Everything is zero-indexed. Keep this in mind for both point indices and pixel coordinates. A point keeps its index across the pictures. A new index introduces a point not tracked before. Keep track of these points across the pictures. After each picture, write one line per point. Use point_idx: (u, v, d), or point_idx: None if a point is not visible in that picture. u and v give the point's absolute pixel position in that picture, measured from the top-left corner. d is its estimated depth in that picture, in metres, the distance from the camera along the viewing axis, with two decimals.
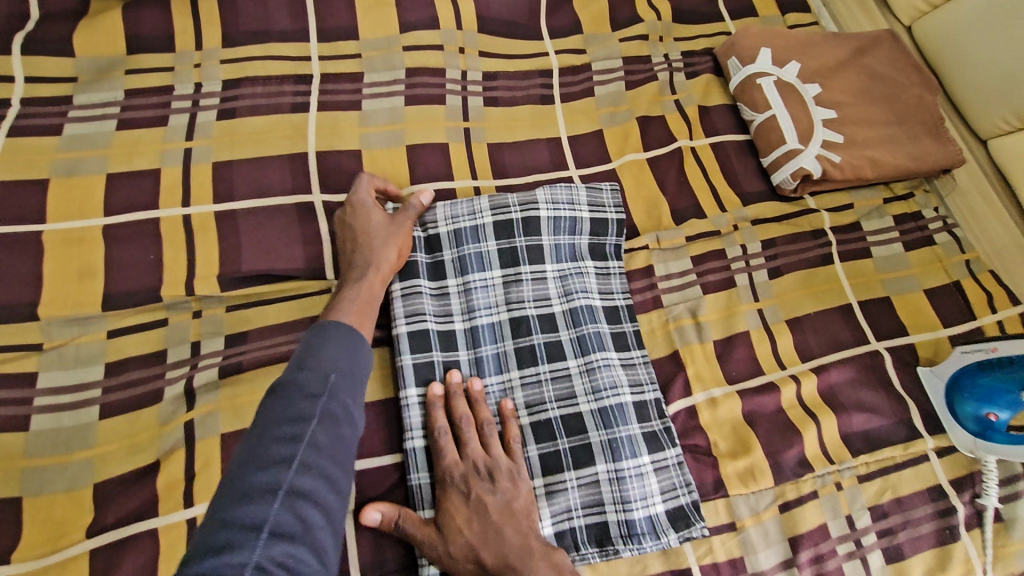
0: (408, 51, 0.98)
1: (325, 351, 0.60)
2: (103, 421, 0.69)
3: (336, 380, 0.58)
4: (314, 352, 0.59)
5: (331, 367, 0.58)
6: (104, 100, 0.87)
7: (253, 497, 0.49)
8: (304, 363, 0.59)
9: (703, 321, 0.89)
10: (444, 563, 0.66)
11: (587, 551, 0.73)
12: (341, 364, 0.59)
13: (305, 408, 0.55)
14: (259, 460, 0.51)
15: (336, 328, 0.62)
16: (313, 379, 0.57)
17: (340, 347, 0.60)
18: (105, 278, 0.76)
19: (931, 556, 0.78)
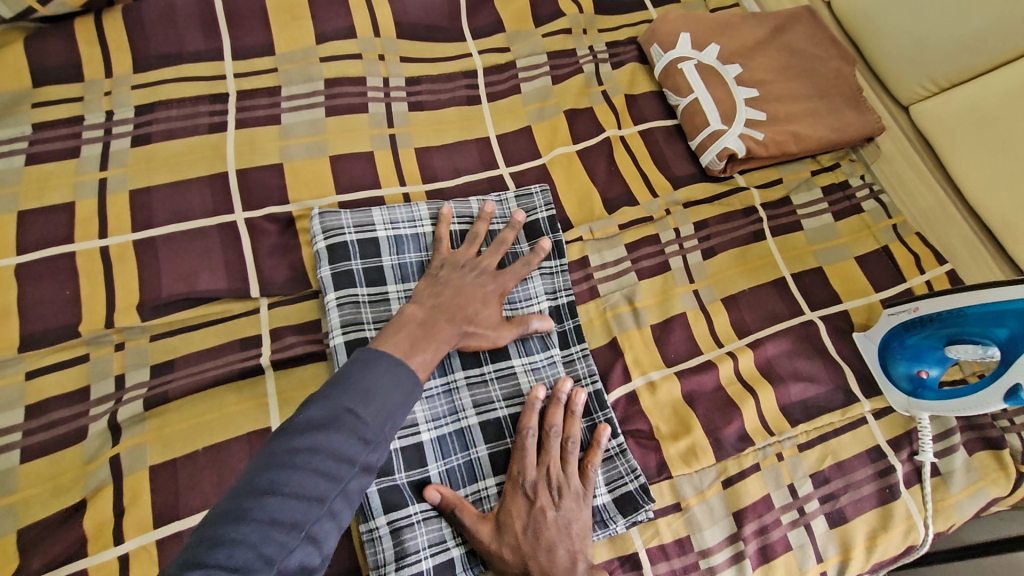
0: (327, 62, 0.97)
1: (387, 395, 0.58)
2: (25, 464, 0.67)
3: (392, 429, 0.58)
4: (373, 392, 0.58)
5: (387, 415, 0.57)
6: (11, 136, 0.84)
7: (280, 526, 0.49)
8: (361, 403, 0.56)
9: (640, 306, 0.89)
10: (491, 558, 0.68)
11: None
12: (395, 416, 0.58)
13: (355, 452, 0.54)
14: (291, 487, 0.51)
15: (400, 373, 0.60)
16: (372, 424, 0.56)
17: (401, 395, 0.59)
18: (21, 318, 0.74)
19: (874, 516, 0.80)
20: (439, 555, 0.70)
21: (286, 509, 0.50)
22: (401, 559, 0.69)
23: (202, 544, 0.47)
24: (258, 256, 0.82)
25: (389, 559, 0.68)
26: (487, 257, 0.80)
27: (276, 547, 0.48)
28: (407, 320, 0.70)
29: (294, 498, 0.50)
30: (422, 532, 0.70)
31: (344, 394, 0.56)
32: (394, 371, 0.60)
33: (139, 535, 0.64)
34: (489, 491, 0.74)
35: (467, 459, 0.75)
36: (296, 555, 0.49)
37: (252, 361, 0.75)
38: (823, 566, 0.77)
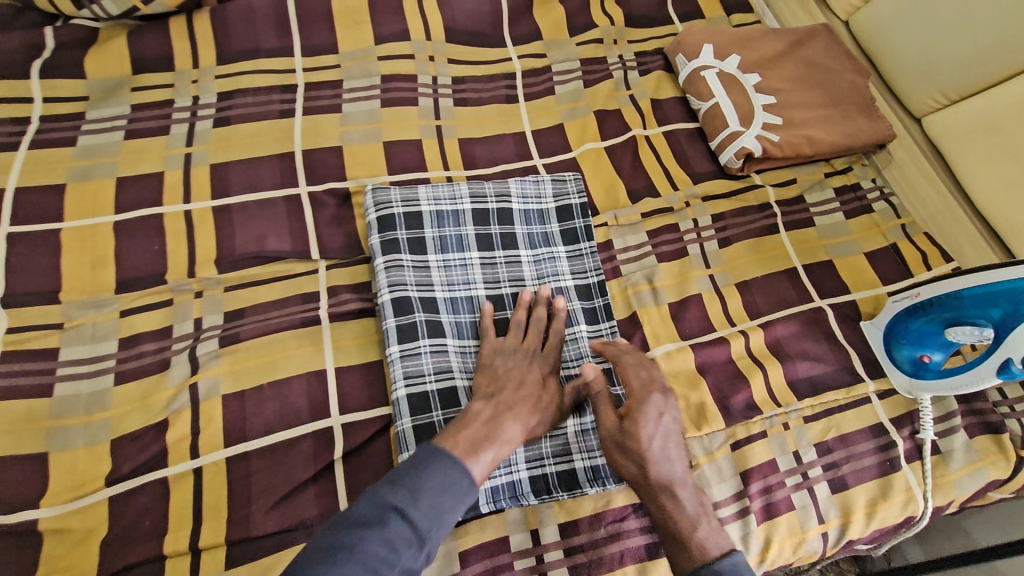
0: (383, 61, 1.09)
1: (436, 495, 0.62)
2: (118, 386, 0.77)
3: (436, 534, 0.61)
4: (426, 492, 0.62)
5: (433, 520, 0.61)
6: (113, 114, 0.97)
7: None
8: (410, 503, 0.60)
9: (659, 286, 0.97)
10: (612, 453, 0.76)
11: (607, 481, 0.78)
12: (444, 517, 0.61)
13: (399, 554, 0.58)
14: None
15: (455, 472, 0.64)
16: (418, 526, 0.60)
17: (449, 497, 0.63)
18: (117, 266, 0.85)
19: (875, 486, 0.85)
20: None
21: None
22: None
23: None
24: (319, 224, 0.93)
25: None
26: (531, 342, 0.83)
27: None
28: (473, 417, 0.72)
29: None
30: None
31: (395, 492, 0.61)
32: (447, 471, 0.64)
33: (212, 452, 0.74)
34: None
35: None
36: None
37: (312, 312, 0.85)
38: (825, 527, 0.82)
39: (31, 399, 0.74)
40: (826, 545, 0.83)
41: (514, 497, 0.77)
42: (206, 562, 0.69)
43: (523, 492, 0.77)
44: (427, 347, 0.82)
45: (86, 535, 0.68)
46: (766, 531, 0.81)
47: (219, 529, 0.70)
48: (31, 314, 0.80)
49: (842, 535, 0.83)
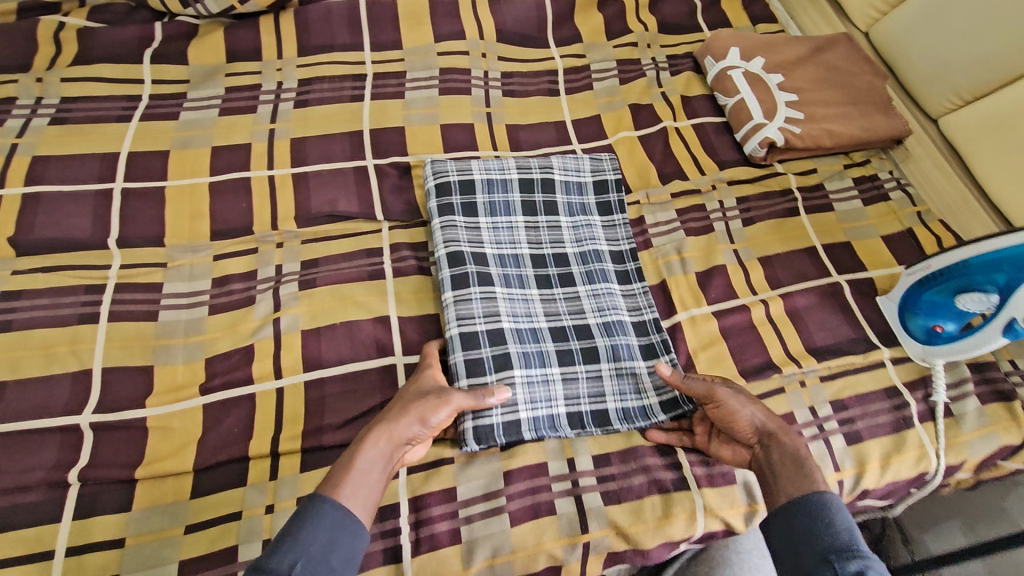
0: (442, 56, 1.23)
1: (314, 532, 0.62)
2: (211, 315, 0.88)
3: (327, 554, 0.62)
4: (307, 541, 0.61)
5: (325, 574, 0.61)
6: (210, 95, 1.12)
7: None
8: (291, 542, 0.61)
9: (687, 257, 1.06)
10: (727, 401, 0.79)
11: (636, 420, 0.87)
12: (330, 547, 0.62)
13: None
14: None
15: (338, 510, 0.64)
16: (298, 556, 0.60)
17: (334, 531, 0.63)
18: (211, 219, 0.97)
19: (889, 441, 0.91)
20: (508, 415, 0.82)
21: None
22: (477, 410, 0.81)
23: None
24: (383, 191, 1.05)
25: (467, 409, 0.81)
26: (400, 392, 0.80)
27: None
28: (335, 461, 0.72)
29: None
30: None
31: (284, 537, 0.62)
32: (319, 509, 0.64)
33: (293, 375, 0.84)
34: (555, 377, 0.87)
35: (539, 349, 0.89)
36: None
37: (376, 265, 0.96)
38: (840, 475, 0.88)
39: (140, 322, 0.86)
40: (841, 493, 0.88)
41: (553, 428, 0.84)
42: (285, 464, 0.79)
43: (561, 424, 0.85)
44: (477, 294, 0.90)
45: (186, 434, 0.79)
46: None
47: (296, 437, 0.80)
48: (141, 254, 0.92)
49: (857, 484, 0.88)
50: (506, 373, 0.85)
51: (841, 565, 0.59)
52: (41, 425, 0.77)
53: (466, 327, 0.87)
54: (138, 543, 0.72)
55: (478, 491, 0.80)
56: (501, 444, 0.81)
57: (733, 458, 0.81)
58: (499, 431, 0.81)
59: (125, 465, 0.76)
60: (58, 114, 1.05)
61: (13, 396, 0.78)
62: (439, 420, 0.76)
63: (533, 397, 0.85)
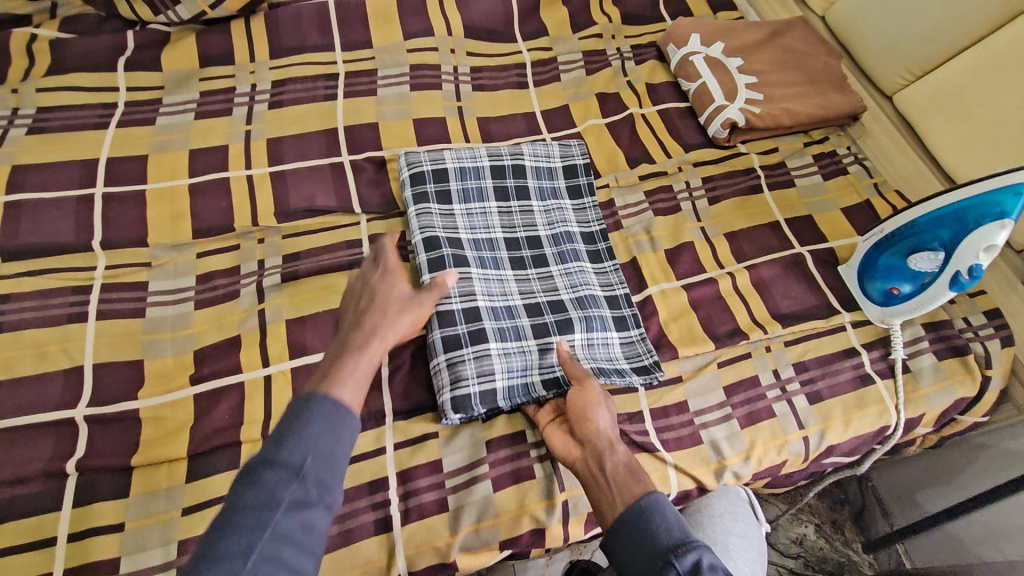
0: (411, 53, 1.26)
1: (307, 431, 0.59)
2: (197, 310, 0.91)
3: (326, 459, 0.59)
4: (302, 437, 0.59)
5: (329, 467, 0.59)
6: (185, 100, 1.14)
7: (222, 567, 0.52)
8: (282, 446, 0.58)
9: (655, 235, 1.10)
10: (586, 395, 0.80)
11: (610, 374, 0.90)
12: (327, 450, 0.59)
13: (281, 492, 0.56)
14: (225, 533, 0.54)
15: (335, 405, 0.62)
16: (294, 459, 0.57)
17: (328, 428, 0.60)
18: (192, 218, 0.99)
19: (850, 398, 0.96)
20: (485, 384, 0.85)
21: (231, 547, 0.53)
22: (455, 384, 0.84)
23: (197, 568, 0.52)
24: (360, 186, 1.08)
25: (446, 381, 0.84)
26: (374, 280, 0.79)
27: None
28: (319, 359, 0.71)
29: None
30: (472, 365, 0.85)
31: (269, 445, 0.58)
32: (313, 405, 0.61)
33: (280, 363, 0.87)
34: (532, 348, 0.89)
35: (514, 325, 0.91)
36: None
37: (356, 256, 0.99)
38: (805, 432, 0.92)
39: (127, 319, 0.89)
40: (808, 449, 0.92)
41: (527, 395, 0.86)
42: None
43: (536, 390, 0.86)
44: (453, 275, 0.93)
45: (178, 422, 0.81)
46: (750, 435, 0.90)
47: None
48: (124, 254, 0.95)
49: (822, 440, 0.92)
50: (483, 346, 0.87)
51: (679, 563, 0.59)
52: (34, 422, 0.79)
53: (441, 304, 0.89)
54: (137, 527, 0.74)
55: (460, 463, 0.83)
56: (479, 413, 0.83)
57: (564, 449, 0.78)
58: (476, 401, 0.83)
59: (121, 454, 0.78)
60: (35, 124, 1.07)
61: (4, 395, 0.80)
62: (405, 330, 0.78)
63: (510, 367, 0.87)
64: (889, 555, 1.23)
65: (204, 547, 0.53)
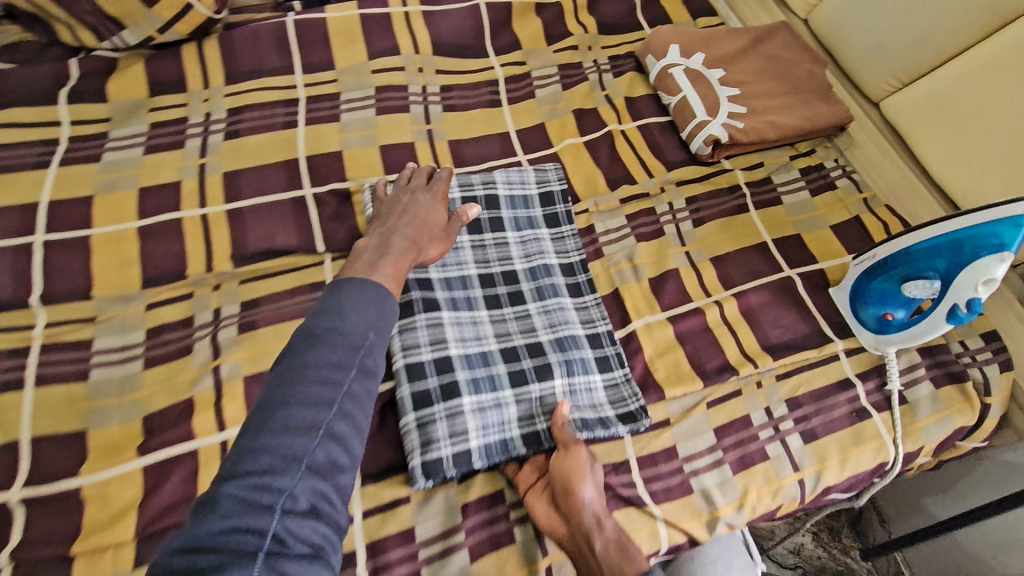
0: (377, 74, 1.19)
1: (360, 311, 0.69)
2: (146, 370, 0.84)
3: (375, 339, 0.68)
4: (354, 316, 0.68)
5: (377, 338, 0.69)
6: (133, 132, 1.07)
7: (296, 431, 0.60)
8: (335, 324, 0.67)
9: (638, 263, 1.05)
10: (573, 465, 0.76)
11: (593, 426, 0.85)
12: (375, 327, 0.69)
13: (344, 362, 0.65)
14: (295, 400, 0.61)
15: (378, 292, 0.71)
16: (352, 334, 0.67)
17: (375, 310, 0.70)
18: (141, 265, 0.92)
19: (846, 434, 0.91)
20: (458, 445, 0.80)
21: (299, 416, 0.61)
22: (426, 446, 0.79)
23: (272, 430, 0.59)
24: (323, 222, 1.01)
25: (416, 445, 0.79)
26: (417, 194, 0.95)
27: (298, 448, 0.59)
28: (362, 252, 0.85)
29: (267, 470, 0.57)
30: (444, 425, 0.80)
31: (325, 320, 0.67)
32: (366, 290, 0.71)
33: (236, 427, 0.80)
34: (508, 400, 0.84)
35: (489, 373, 0.86)
36: (319, 450, 0.60)
37: None
38: (801, 474, 0.87)
39: (69, 384, 0.82)
40: (804, 492, 0.87)
41: (505, 452, 0.81)
42: None
43: (515, 446, 0.81)
44: (423, 321, 0.88)
45: (126, 498, 0.75)
46: (742, 481, 0.85)
47: None
48: (68, 309, 0.88)
49: (819, 482, 0.87)
50: (455, 401, 0.82)
51: None
52: None
53: (410, 355, 0.85)
54: None
55: (435, 529, 0.77)
56: (452, 476, 0.78)
57: (546, 522, 0.75)
58: (449, 464, 0.78)
59: (63, 538, 0.72)
60: None
61: None
62: (428, 257, 0.90)
63: (485, 424, 0.82)
64: (888, 563, 1.20)
65: (272, 405, 0.61)
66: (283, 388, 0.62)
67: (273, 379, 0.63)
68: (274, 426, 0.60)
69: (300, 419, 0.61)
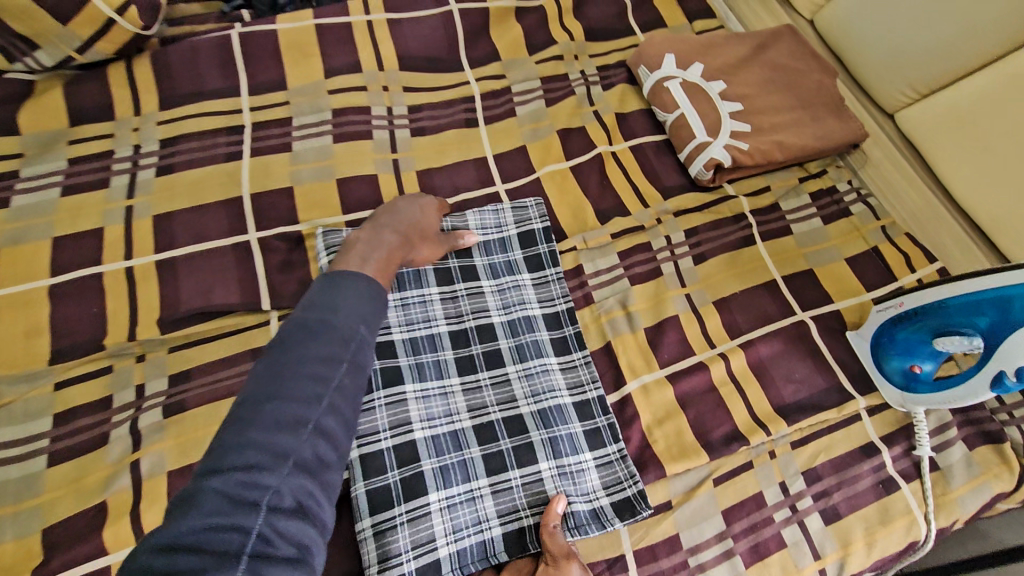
0: (334, 94, 1.05)
1: (355, 302, 0.64)
2: (51, 468, 0.72)
3: (368, 333, 0.63)
4: (350, 305, 0.63)
5: (372, 331, 0.64)
6: (49, 170, 0.92)
7: (283, 426, 0.54)
8: (329, 313, 0.62)
9: (633, 310, 0.92)
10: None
11: (586, 525, 0.75)
12: (368, 321, 0.64)
13: (337, 354, 0.60)
14: (283, 392, 0.56)
15: (373, 286, 0.66)
16: (346, 325, 0.62)
17: (371, 303, 0.65)
18: (51, 334, 0.80)
19: (871, 512, 0.80)
20: (423, 556, 0.71)
21: (285, 409, 0.55)
22: (384, 562, 0.70)
23: (256, 424, 0.53)
24: (270, 273, 0.88)
25: (373, 560, 0.70)
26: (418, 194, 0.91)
27: (286, 444, 0.53)
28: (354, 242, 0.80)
29: (253, 465, 0.51)
30: (406, 533, 0.71)
31: (316, 310, 0.62)
32: (362, 283, 0.66)
33: None
34: (482, 492, 0.75)
35: (461, 458, 0.77)
36: (308, 447, 0.54)
37: None
38: (822, 563, 0.77)
39: None
40: None
41: (483, 559, 0.72)
42: None
43: (495, 551, 0.73)
44: (382, 399, 0.78)
45: None
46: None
47: None
48: None
49: (842, 571, 0.77)
50: (419, 501, 0.73)
51: None
52: None
53: (365, 445, 0.75)
54: None
55: None
56: None
57: None
58: None
59: None
60: None
61: None
62: (419, 256, 0.85)
63: (456, 525, 0.73)
64: None
65: (258, 398, 0.55)
66: (270, 382, 0.56)
67: (262, 373, 0.57)
68: (258, 422, 0.53)
69: (287, 413, 0.55)
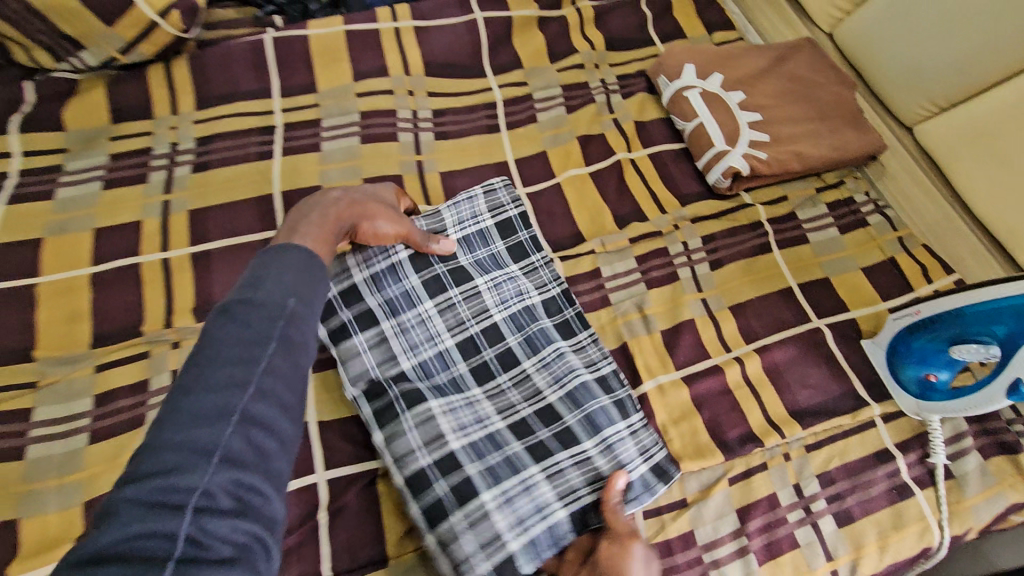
0: (362, 98, 1.09)
1: (279, 274, 0.51)
2: (90, 446, 0.75)
3: (302, 305, 0.51)
4: (277, 277, 0.51)
5: (307, 303, 0.52)
6: (91, 165, 0.97)
7: (201, 421, 0.44)
8: (249, 290, 0.50)
9: (649, 313, 0.94)
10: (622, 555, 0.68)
11: (637, 494, 0.78)
12: (302, 292, 0.52)
13: (262, 332, 0.48)
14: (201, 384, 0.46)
15: (304, 255, 0.54)
16: (270, 299, 0.49)
17: (301, 273, 0.52)
18: (92, 320, 0.83)
19: (885, 516, 0.81)
20: (495, 554, 0.72)
21: (204, 401, 0.45)
22: (459, 568, 0.71)
23: (172, 422, 0.44)
24: None
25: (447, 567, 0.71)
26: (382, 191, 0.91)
27: (205, 440, 0.44)
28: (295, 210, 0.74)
29: (170, 469, 0.42)
30: (471, 537, 0.72)
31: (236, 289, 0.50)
32: (289, 252, 0.54)
33: None
34: (534, 478, 0.77)
35: (503, 455, 0.79)
36: (233, 442, 0.44)
37: None
38: (834, 565, 0.78)
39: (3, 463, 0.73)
40: None
41: (554, 542, 0.75)
42: None
43: (562, 532, 0.75)
44: (410, 416, 0.79)
45: None
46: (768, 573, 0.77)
47: None
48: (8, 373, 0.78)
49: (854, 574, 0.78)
50: (474, 503, 0.74)
51: None
52: None
53: (402, 465, 0.76)
54: None
55: None
56: None
57: None
58: None
59: None
60: None
61: None
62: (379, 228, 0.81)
63: (520, 516, 0.75)
64: None
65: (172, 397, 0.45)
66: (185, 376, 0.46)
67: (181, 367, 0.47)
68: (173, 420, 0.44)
69: (206, 405, 0.45)
